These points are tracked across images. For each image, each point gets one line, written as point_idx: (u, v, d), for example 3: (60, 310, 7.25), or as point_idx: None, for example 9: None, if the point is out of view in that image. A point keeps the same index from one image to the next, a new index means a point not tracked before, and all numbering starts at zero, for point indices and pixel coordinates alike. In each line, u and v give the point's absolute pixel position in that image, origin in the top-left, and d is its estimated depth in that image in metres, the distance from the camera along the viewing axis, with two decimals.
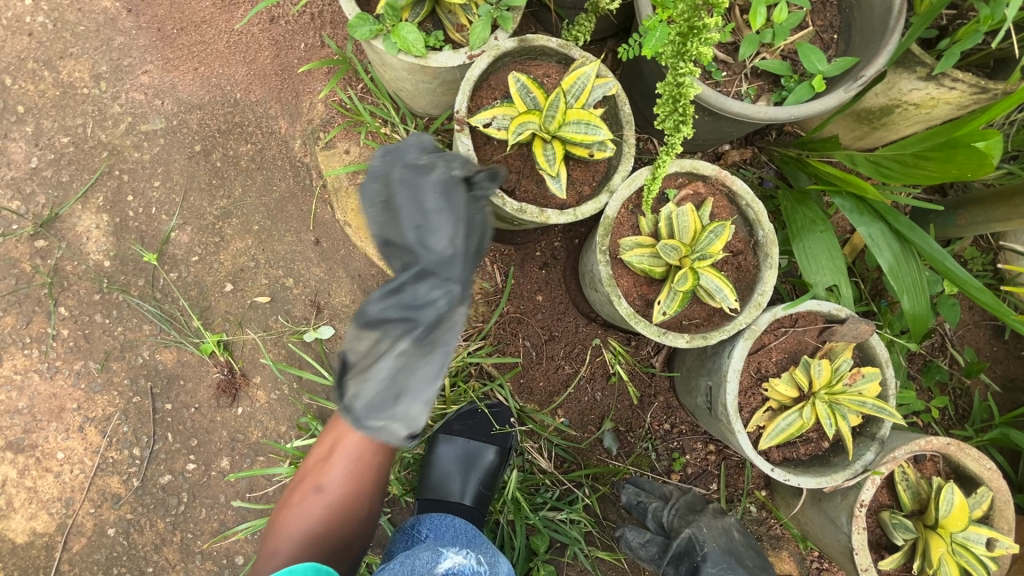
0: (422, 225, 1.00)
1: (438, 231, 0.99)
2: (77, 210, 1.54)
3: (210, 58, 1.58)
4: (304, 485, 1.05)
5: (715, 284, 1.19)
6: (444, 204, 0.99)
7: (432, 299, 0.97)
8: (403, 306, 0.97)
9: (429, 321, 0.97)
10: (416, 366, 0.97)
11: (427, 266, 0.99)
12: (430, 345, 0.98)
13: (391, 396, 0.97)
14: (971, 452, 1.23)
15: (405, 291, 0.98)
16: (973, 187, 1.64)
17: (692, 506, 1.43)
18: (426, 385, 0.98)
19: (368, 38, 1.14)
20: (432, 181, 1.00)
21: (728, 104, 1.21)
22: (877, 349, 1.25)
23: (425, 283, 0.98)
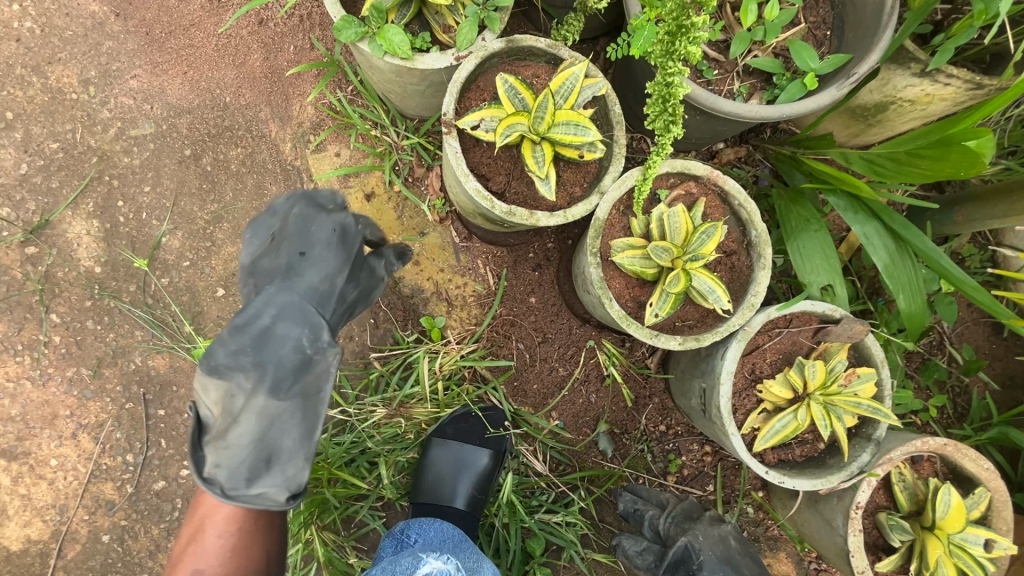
0: (297, 270, 1.06)
1: (309, 277, 1.05)
2: (68, 216, 1.53)
3: (199, 62, 1.57)
4: (181, 565, 1.07)
5: (707, 285, 1.17)
6: (327, 245, 1.07)
7: (293, 352, 1.01)
8: (263, 356, 1.00)
9: (294, 371, 1.01)
10: (282, 421, 1.01)
11: (294, 309, 1.03)
12: (297, 396, 1.01)
13: (261, 458, 1.00)
14: (968, 452, 1.22)
15: (264, 339, 1.01)
16: (971, 183, 1.62)
17: (689, 515, 1.41)
18: (296, 443, 1.01)
19: (353, 41, 1.13)
20: (319, 226, 1.07)
21: (719, 103, 1.20)
22: (873, 349, 1.24)
23: (290, 330, 1.02)
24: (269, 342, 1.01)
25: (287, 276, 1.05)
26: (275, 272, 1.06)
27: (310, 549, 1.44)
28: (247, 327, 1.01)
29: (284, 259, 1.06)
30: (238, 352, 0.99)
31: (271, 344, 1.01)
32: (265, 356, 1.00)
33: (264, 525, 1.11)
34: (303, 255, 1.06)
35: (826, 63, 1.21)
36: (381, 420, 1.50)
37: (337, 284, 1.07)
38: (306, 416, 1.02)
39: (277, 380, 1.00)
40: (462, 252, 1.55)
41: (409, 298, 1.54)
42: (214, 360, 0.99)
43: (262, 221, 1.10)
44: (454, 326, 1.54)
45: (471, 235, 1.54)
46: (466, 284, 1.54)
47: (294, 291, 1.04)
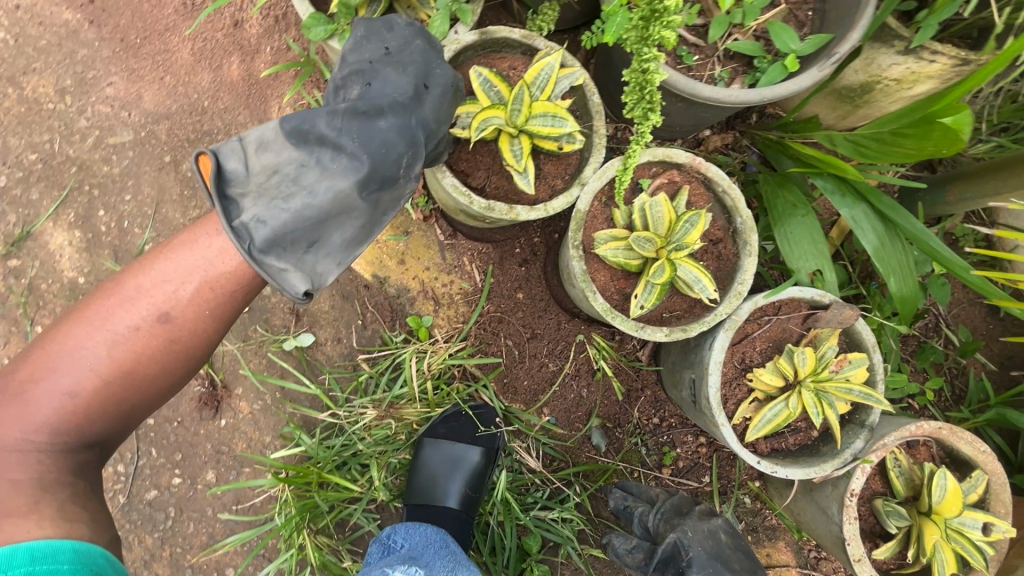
0: (415, 93, 0.98)
1: (428, 98, 0.99)
2: (49, 227, 1.52)
3: (175, 66, 1.55)
4: (137, 302, 0.93)
5: (693, 274, 1.16)
6: (445, 88, 1.01)
7: (393, 152, 0.94)
8: (359, 140, 0.93)
9: (381, 177, 0.94)
10: (346, 214, 0.95)
11: (405, 132, 0.95)
12: (368, 202, 0.95)
13: (305, 234, 0.93)
14: (964, 435, 1.20)
15: (366, 134, 0.93)
16: (962, 162, 1.60)
17: (679, 509, 1.41)
18: (343, 241, 0.96)
19: (323, 38, 1.11)
20: (445, 64, 1.01)
21: (699, 88, 1.18)
22: (864, 334, 1.22)
23: (394, 144, 0.94)
24: (372, 140, 0.93)
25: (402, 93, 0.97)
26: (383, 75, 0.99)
27: (304, 553, 1.43)
28: (359, 117, 0.94)
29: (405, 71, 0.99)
30: (340, 131, 0.93)
31: (375, 140, 0.93)
32: (360, 148, 0.93)
33: (239, 301, 0.98)
34: (426, 86, 0.99)
35: (807, 44, 1.18)
36: (372, 422, 1.49)
37: (440, 129, 1.01)
38: (364, 224, 0.97)
39: (369, 172, 0.93)
40: (447, 250, 1.53)
41: (395, 298, 1.52)
42: (312, 128, 0.93)
43: (378, 24, 1.02)
44: (442, 324, 1.52)
45: (456, 232, 1.52)
46: (452, 281, 1.52)
47: (410, 112, 0.97)
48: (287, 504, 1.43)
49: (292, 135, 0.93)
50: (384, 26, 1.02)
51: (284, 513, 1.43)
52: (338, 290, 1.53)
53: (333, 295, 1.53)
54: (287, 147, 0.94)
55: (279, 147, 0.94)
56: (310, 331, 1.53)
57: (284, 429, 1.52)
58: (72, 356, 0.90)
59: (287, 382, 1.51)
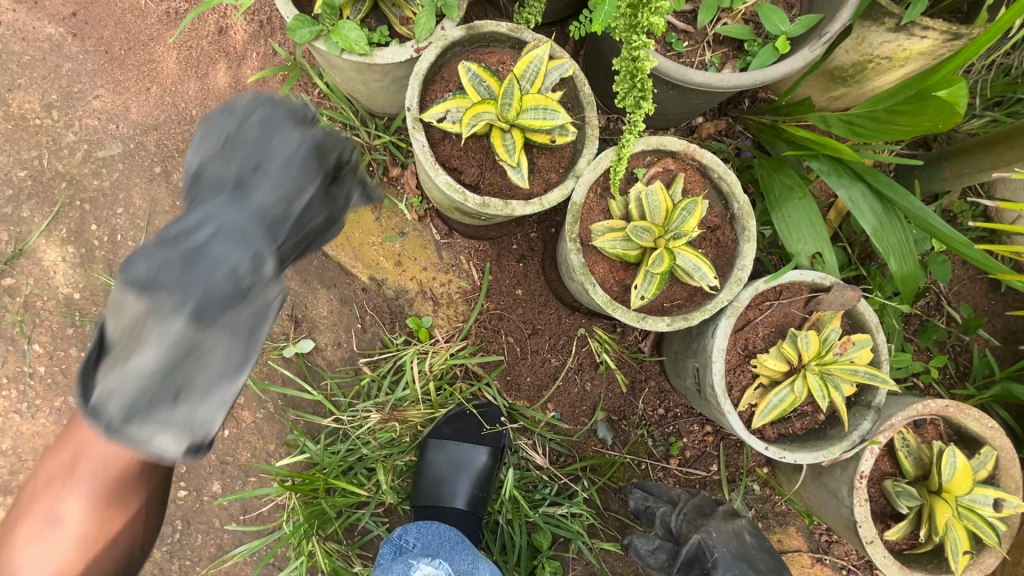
0: (245, 182, 0.82)
1: (267, 180, 0.82)
2: (42, 243, 1.51)
3: (161, 76, 1.54)
4: (33, 515, 0.77)
5: (692, 262, 1.15)
6: (288, 162, 0.84)
7: (231, 261, 0.77)
8: (185, 265, 0.75)
9: (222, 298, 0.75)
10: (202, 352, 0.75)
11: (245, 232, 0.79)
12: (228, 327, 0.75)
13: (161, 395, 0.73)
14: (971, 412, 1.19)
15: (193, 256, 0.76)
16: (957, 139, 1.59)
17: (701, 510, 1.38)
18: (208, 386, 0.75)
19: (309, 40, 1.08)
20: (282, 131, 0.85)
21: (690, 75, 1.17)
22: (867, 315, 1.21)
23: (231, 252, 0.77)
24: (199, 261, 0.76)
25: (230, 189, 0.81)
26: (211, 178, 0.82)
27: (315, 560, 1.43)
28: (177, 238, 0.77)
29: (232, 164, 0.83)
30: (155, 269, 0.74)
31: (203, 261, 0.76)
32: (191, 276, 0.75)
33: (150, 477, 0.79)
34: (259, 164, 0.83)
35: (797, 25, 1.17)
36: (376, 425, 1.49)
37: (299, 204, 0.84)
38: (233, 350, 0.76)
39: (200, 301, 0.74)
40: (444, 249, 1.52)
41: (394, 300, 1.52)
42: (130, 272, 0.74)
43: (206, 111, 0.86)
44: (442, 324, 1.51)
45: (452, 231, 1.52)
46: (450, 281, 1.51)
47: (246, 202, 0.81)
48: (295, 511, 1.42)
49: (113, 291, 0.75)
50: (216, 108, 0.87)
51: (292, 521, 1.42)
52: (336, 294, 1.52)
53: (331, 300, 1.53)
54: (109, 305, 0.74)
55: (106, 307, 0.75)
56: (309, 337, 1.52)
57: (288, 436, 1.51)
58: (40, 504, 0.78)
59: (289, 389, 1.50)
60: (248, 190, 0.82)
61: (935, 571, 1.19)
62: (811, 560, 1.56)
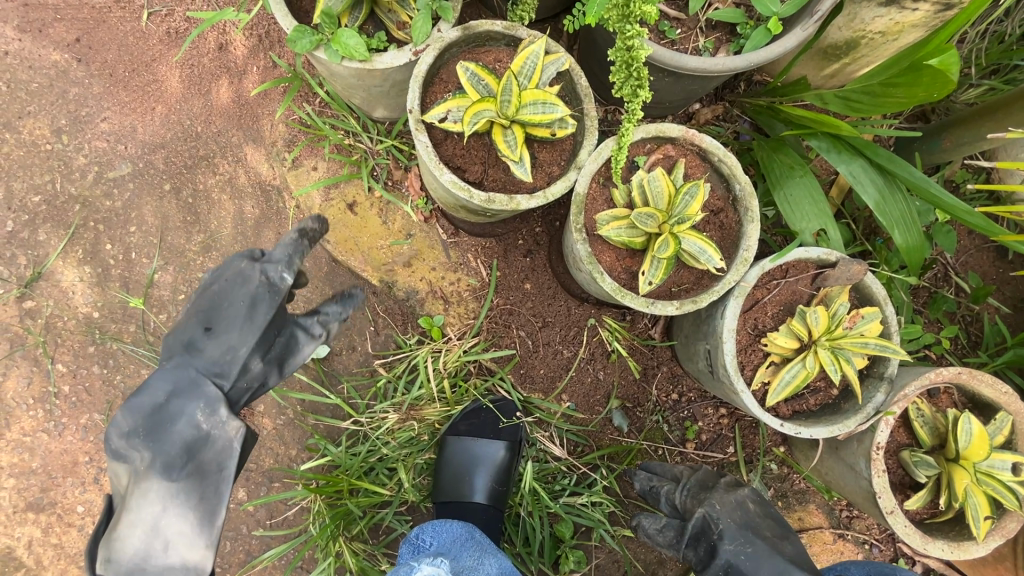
0: (198, 345, 1.03)
1: (218, 345, 1.03)
2: (59, 265, 1.54)
3: (166, 95, 1.58)
4: None
5: (697, 245, 1.16)
6: (233, 321, 1.03)
7: (192, 421, 1.00)
8: (154, 433, 0.98)
9: (188, 451, 0.98)
10: (178, 505, 0.97)
11: (198, 396, 1.00)
12: (200, 473, 0.99)
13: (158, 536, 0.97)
14: (984, 378, 1.20)
15: (161, 424, 0.99)
16: (956, 109, 1.59)
17: (704, 484, 1.39)
18: (192, 529, 0.97)
19: (309, 50, 1.11)
20: (230, 299, 1.04)
21: (684, 61, 1.18)
22: (874, 288, 1.22)
23: (189, 416, 1.00)
24: (162, 425, 0.99)
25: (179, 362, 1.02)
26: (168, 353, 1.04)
27: (342, 560, 1.45)
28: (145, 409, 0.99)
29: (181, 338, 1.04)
30: (133, 443, 0.98)
31: (167, 421, 0.99)
32: (161, 442, 0.98)
33: None
34: (208, 332, 1.03)
35: (788, 5, 1.17)
36: (395, 425, 1.52)
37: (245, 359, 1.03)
38: (203, 496, 0.98)
39: (168, 460, 0.97)
40: (451, 248, 1.54)
41: (405, 301, 1.54)
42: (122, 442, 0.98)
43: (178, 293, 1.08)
44: (453, 322, 1.53)
45: (458, 230, 1.54)
46: (459, 279, 1.54)
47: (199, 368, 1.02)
48: (320, 513, 1.45)
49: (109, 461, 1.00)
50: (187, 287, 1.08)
51: (318, 523, 1.45)
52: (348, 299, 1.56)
53: None
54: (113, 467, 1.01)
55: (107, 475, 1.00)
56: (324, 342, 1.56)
57: (309, 441, 1.54)
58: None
59: (307, 394, 1.53)
60: (196, 353, 1.03)
61: (958, 538, 1.19)
62: (832, 537, 1.56)
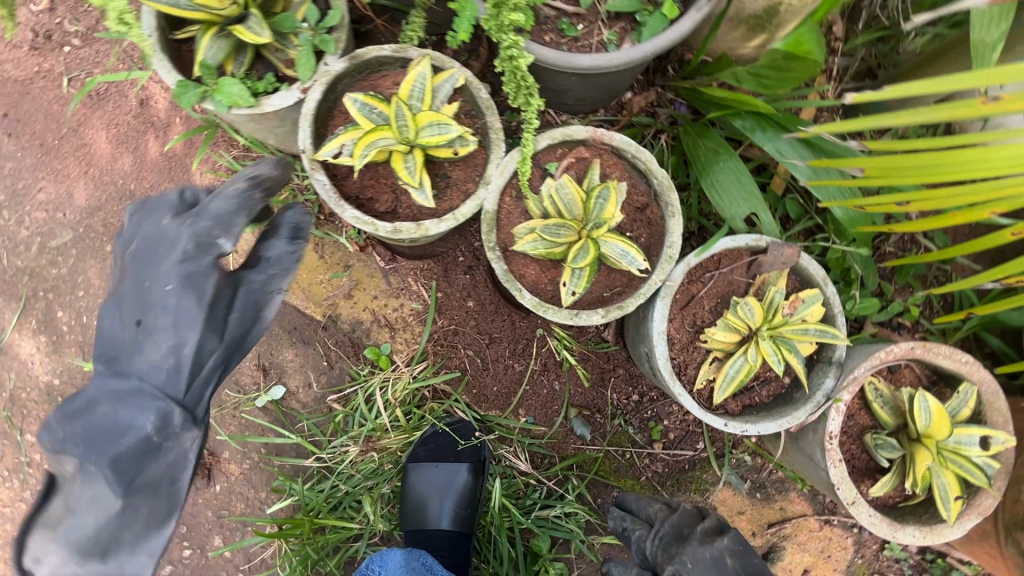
0: (139, 343, 0.98)
1: (159, 335, 0.97)
2: (16, 337, 1.58)
3: (96, 157, 1.59)
4: None
5: (619, 248, 1.12)
6: (163, 311, 0.97)
7: (136, 425, 0.93)
8: (95, 434, 0.93)
9: (134, 459, 0.92)
10: (116, 521, 0.93)
11: (148, 394, 0.95)
12: (149, 484, 0.94)
13: (98, 548, 0.93)
14: (941, 350, 1.13)
15: (92, 430, 0.93)
16: (903, 61, 1.49)
17: (680, 531, 1.27)
18: (139, 535, 0.94)
19: (197, 103, 1.10)
20: (161, 283, 0.97)
21: (576, 60, 1.12)
22: (811, 269, 1.16)
23: (143, 415, 0.94)
24: (102, 435, 0.92)
25: (112, 363, 0.99)
26: (107, 353, 0.99)
27: None
28: (77, 412, 0.95)
29: (126, 335, 0.99)
30: (63, 441, 0.93)
31: (110, 427, 0.93)
32: (96, 442, 0.92)
33: None
34: (140, 324, 0.98)
35: None
36: (357, 458, 1.51)
37: (182, 354, 0.97)
38: (153, 508, 0.95)
39: (114, 470, 0.91)
40: (391, 275, 1.52)
41: (352, 332, 1.53)
42: (61, 445, 0.94)
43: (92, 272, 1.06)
44: (401, 349, 1.51)
45: (395, 256, 1.51)
46: (402, 304, 1.51)
47: (143, 377, 0.96)
48: (290, 555, 1.46)
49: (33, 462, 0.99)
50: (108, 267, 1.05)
51: (289, 564, 1.47)
52: (298, 337, 1.56)
53: (294, 343, 1.56)
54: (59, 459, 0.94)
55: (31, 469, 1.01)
56: (279, 383, 1.56)
57: (275, 482, 1.55)
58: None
59: (268, 438, 1.54)
60: (133, 359, 0.97)
61: (930, 520, 1.14)
62: (818, 523, 1.51)
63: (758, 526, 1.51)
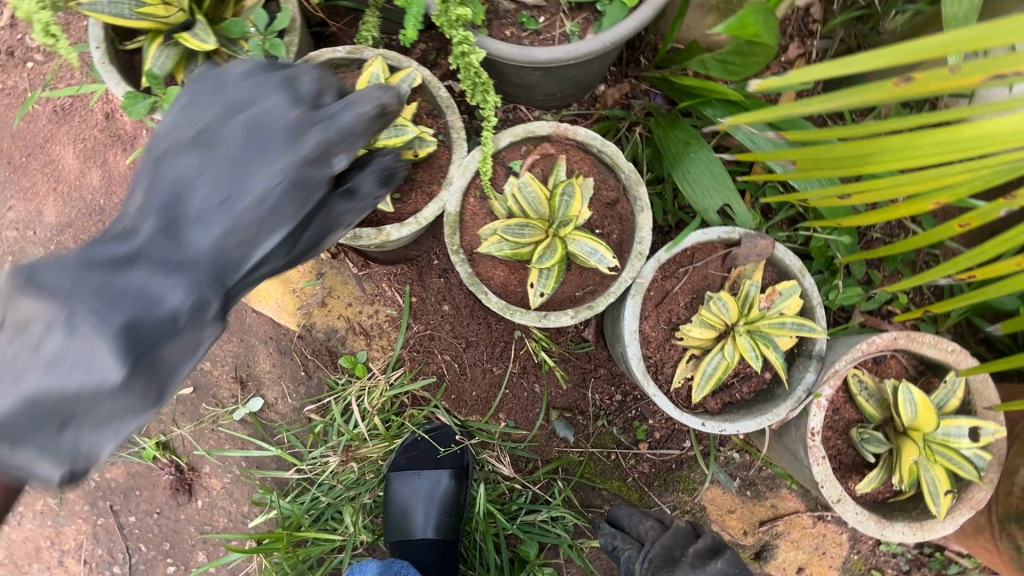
0: (209, 210, 0.68)
1: (257, 186, 0.69)
2: None
3: (64, 173, 1.57)
4: None
5: (587, 246, 1.08)
6: (266, 181, 0.69)
7: (178, 299, 0.62)
8: (129, 294, 0.60)
9: (133, 338, 0.58)
10: (100, 407, 0.57)
11: (198, 261, 0.65)
12: (150, 368, 0.60)
13: (35, 420, 0.56)
14: (925, 338, 1.09)
15: (114, 290, 0.60)
16: (885, 41, 1.44)
17: (670, 554, 1.21)
18: (102, 428, 0.58)
19: (147, 113, 1.07)
20: (274, 149, 0.70)
21: (533, 54, 1.08)
22: (788, 260, 1.12)
23: (179, 288, 0.63)
24: (134, 298, 0.61)
25: (193, 168, 0.70)
26: (193, 145, 0.71)
27: None
28: (118, 261, 0.63)
29: (241, 145, 0.70)
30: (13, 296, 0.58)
31: (148, 291, 0.61)
32: (110, 302, 0.59)
33: None
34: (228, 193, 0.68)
35: None
36: (338, 468, 1.47)
37: (260, 236, 0.69)
38: (143, 403, 0.60)
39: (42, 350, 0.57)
40: (364, 281, 1.49)
41: (328, 340, 1.50)
42: (39, 272, 0.59)
43: (203, 86, 0.75)
44: (377, 356, 1.49)
45: (367, 261, 1.47)
46: (377, 311, 1.49)
47: (196, 245, 0.66)
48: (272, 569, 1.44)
49: None
50: (214, 84, 0.75)
51: None
52: (274, 347, 1.53)
53: (271, 354, 1.53)
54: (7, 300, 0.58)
55: None
56: (257, 395, 1.54)
57: (255, 495, 1.53)
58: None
59: (247, 451, 1.51)
60: (203, 224, 0.67)
61: (920, 516, 1.10)
62: (811, 520, 1.47)
63: (749, 525, 1.47)
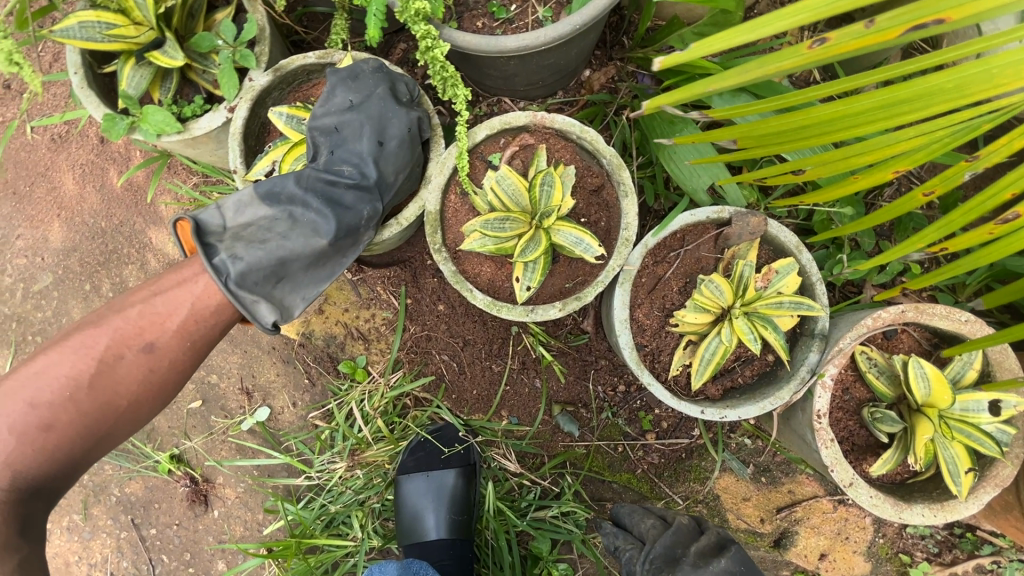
0: (373, 152, 1.04)
1: (394, 144, 1.05)
2: None
3: (66, 199, 1.61)
4: None
5: (571, 236, 1.04)
6: (401, 139, 1.05)
7: (356, 205, 1.02)
8: (331, 199, 1.00)
9: (344, 223, 0.99)
10: (322, 260, 1.00)
11: (365, 183, 1.03)
12: (340, 247, 1.01)
13: (270, 274, 0.95)
14: (935, 310, 1.02)
15: (333, 194, 1.01)
16: None
17: (671, 555, 1.17)
18: (310, 280, 1.00)
19: (126, 133, 1.08)
20: (400, 114, 1.06)
21: (501, 43, 1.05)
22: (783, 237, 1.08)
23: (357, 199, 1.02)
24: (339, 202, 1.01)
25: (349, 128, 1.05)
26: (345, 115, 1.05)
27: None
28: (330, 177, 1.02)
29: (373, 117, 1.05)
30: (293, 198, 0.99)
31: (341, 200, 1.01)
32: (332, 203, 1.00)
33: None
34: (382, 142, 1.05)
35: None
36: (346, 474, 1.47)
37: (400, 176, 1.06)
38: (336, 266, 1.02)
39: (308, 223, 0.98)
40: (359, 285, 1.49)
41: (327, 347, 1.51)
42: (281, 187, 0.99)
43: (343, 73, 1.06)
44: (377, 360, 1.49)
45: (361, 266, 1.47)
46: (373, 315, 1.49)
47: (365, 169, 1.04)
48: None
49: (264, 190, 0.99)
50: (351, 75, 1.06)
51: None
52: (276, 356, 1.55)
53: (274, 363, 1.55)
54: (261, 204, 0.99)
55: (256, 203, 0.98)
56: (264, 405, 1.55)
57: (267, 503, 1.55)
58: (195, 268, 0.97)
59: (257, 460, 1.53)
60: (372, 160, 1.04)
61: (942, 497, 1.04)
62: (831, 505, 1.40)
63: (767, 512, 1.42)
